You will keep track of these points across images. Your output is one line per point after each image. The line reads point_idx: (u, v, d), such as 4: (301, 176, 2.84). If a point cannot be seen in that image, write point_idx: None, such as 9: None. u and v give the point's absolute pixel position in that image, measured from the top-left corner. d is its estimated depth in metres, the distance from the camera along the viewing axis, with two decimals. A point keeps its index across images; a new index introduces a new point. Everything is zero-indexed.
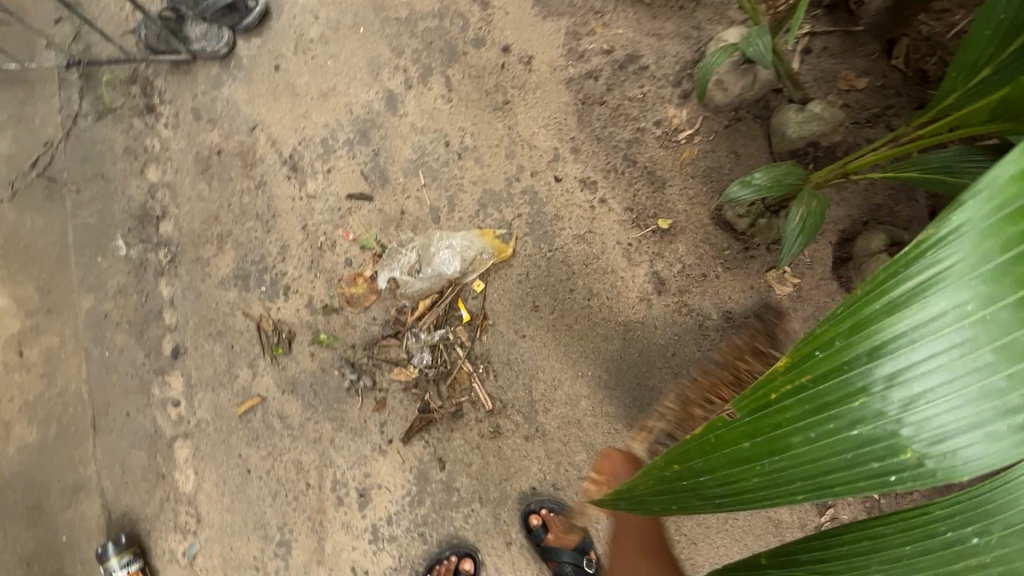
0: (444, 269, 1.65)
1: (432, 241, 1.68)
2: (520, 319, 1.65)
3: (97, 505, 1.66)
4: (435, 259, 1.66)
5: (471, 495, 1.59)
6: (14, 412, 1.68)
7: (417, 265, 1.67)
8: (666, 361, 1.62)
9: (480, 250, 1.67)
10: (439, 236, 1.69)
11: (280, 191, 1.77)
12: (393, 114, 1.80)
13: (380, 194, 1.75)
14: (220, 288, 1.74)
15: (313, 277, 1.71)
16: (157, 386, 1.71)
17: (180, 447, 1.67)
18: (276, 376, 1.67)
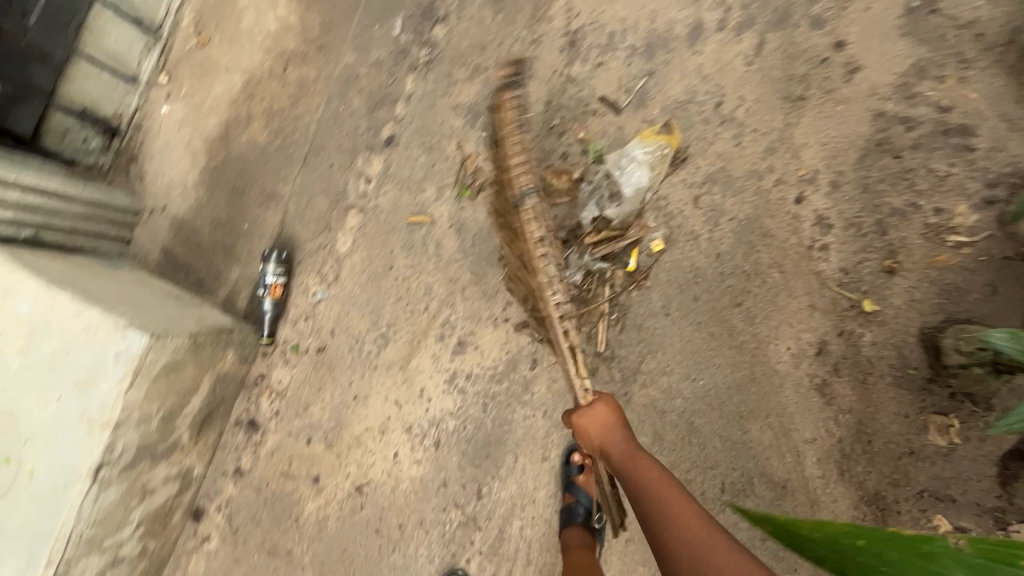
0: (636, 185, 1.64)
1: (612, 165, 1.67)
2: (674, 298, 1.66)
3: (273, 217, 1.94)
4: (622, 180, 1.64)
5: (539, 405, 1.70)
6: (260, 112, 1.97)
7: (610, 193, 1.66)
8: (775, 419, 1.58)
9: (656, 150, 1.65)
10: (614, 158, 1.67)
11: (547, 57, 1.80)
12: (689, 46, 1.72)
13: (629, 113, 1.73)
14: (451, 110, 1.86)
15: (529, 149, 1.78)
16: (363, 159, 1.92)
17: (353, 216, 1.91)
18: (452, 210, 1.81)
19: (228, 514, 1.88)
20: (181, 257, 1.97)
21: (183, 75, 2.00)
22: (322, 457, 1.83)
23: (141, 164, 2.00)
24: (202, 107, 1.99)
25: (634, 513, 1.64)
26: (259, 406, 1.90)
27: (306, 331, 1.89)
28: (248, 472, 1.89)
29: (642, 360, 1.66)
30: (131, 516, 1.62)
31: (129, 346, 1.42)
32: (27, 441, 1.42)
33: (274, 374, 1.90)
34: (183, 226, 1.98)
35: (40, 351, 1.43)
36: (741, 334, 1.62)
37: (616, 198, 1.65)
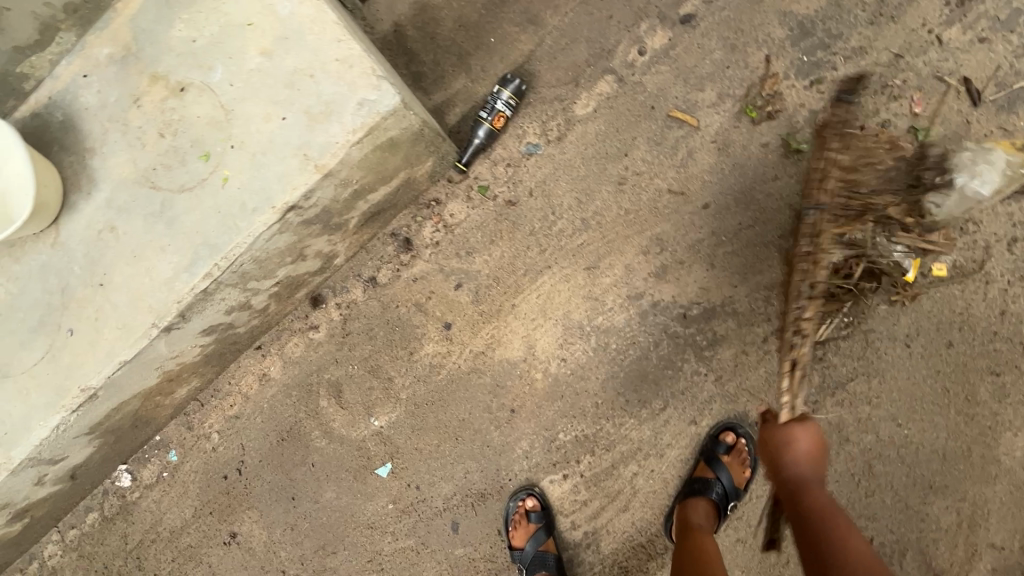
0: (976, 193, 1.40)
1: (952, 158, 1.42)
2: (925, 332, 1.43)
3: (523, 44, 1.71)
4: (962, 178, 1.40)
5: (716, 368, 1.53)
6: None
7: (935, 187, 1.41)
8: (967, 507, 1.40)
9: (1013, 162, 1.40)
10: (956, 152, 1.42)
11: (925, 3, 1.47)
12: None
13: (986, 113, 1.44)
14: (778, 16, 1.56)
15: (847, 100, 1.50)
16: (649, 25, 1.65)
17: (607, 82, 1.67)
18: (724, 127, 1.57)
19: (346, 315, 1.80)
20: (409, 41, 1.77)
21: None
22: (464, 309, 1.71)
23: None
24: None
25: (760, 519, 1.50)
26: (421, 229, 1.76)
27: (502, 178, 1.72)
28: (382, 287, 1.78)
29: (853, 378, 1.46)
30: (278, 271, 1.53)
31: (377, 101, 1.26)
32: (234, 147, 1.31)
33: (449, 205, 1.74)
34: (425, 9, 1.76)
35: (282, 61, 1.29)
36: (979, 406, 1.40)
37: (942, 195, 1.41)
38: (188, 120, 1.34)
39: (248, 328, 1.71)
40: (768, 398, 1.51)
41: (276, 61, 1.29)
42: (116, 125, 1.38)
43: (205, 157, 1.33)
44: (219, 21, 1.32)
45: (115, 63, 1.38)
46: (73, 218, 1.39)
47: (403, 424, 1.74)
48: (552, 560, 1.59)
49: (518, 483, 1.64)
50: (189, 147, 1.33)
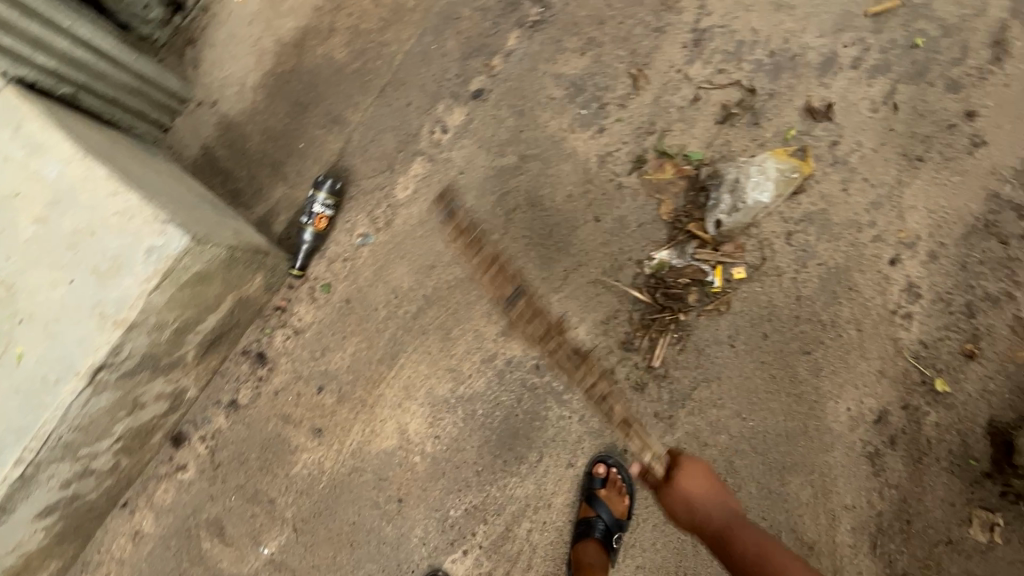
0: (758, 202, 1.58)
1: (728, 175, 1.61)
2: (742, 330, 1.58)
3: (332, 143, 1.77)
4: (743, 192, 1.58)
5: (577, 408, 1.60)
6: (343, 27, 1.79)
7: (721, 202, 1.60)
8: (819, 478, 1.52)
9: (785, 170, 1.58)
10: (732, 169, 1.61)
11: (668, 48, 1.68)
12: (818, 76, 1.63)
13: (741, 131, 1.63)
14: (553, 80, 1.72)
15: (627, 141, 1.66)
16: (445, 105, 1.77)
17: (420, 163, 1.76)
18: (530, 185, 1.69)
19: (213, 447, 1.73)
20: (221, 160, 1.78)
21: None
22: (330, 411, 1.69)
23: (198, 49, 1.80)
24: (281, 5, 1.81)
25: (651, 541, 1.56)
26: (272, 340, 1.74)
27: (341, 273, 1.74)
28: (244, 407, 1.73)
29: (696, 387, 1.58)
30: (115, 428, 1.46)
31: (165, 245, 1.25)
32: (22, 321, 1.24)
33: (295, 310, 1.74)
34: (230, 128, 1.79)
35: (57, 225, 1.25)
36: (802, 384, 1.55)
37: (729, 207, 1.59)
38: None
39: (102, 490, 1.60)
40: (629, 424, 1.59)
41: (51, 225, 1.25)
42: None
43: None
44: None
45: None
46: None
47: (293, 545, 1.67)
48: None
49: (422, 572, 1.62)
50: None
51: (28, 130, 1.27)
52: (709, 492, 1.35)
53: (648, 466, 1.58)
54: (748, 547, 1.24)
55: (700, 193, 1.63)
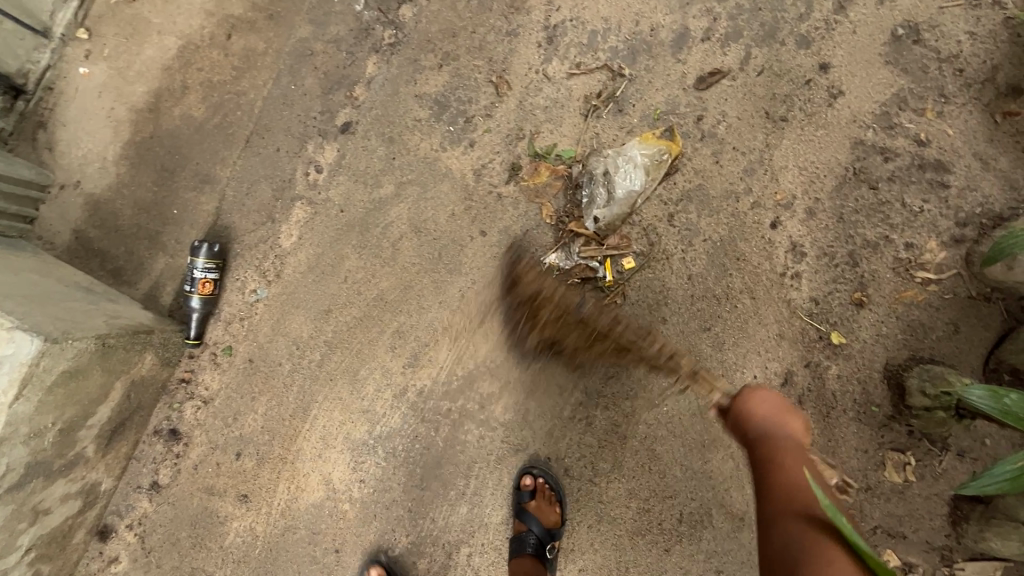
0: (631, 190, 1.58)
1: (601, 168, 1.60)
2: (642, 318, 1.59)
3: (207, 203, 1.72)
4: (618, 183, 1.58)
5: (495, 426, 1.60)
6: (196, 83, 1.74)
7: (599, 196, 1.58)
8: (738, 449, 1.54)
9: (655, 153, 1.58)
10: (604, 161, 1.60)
11: (523, 50, 1.66)
12: (674, 54, 1.63)
13: (608, 122, 1.63)
14: (417, 100, 1.69)
15: (499, 150, 1.64)
16: (314, 145, 1.73)
17: (299, 208, 1.72)
18: (412, 211, 1.66)
19: (141, 533, 1.68)
20: (95, 241, 1.72)
21: (106, 32, 1.75)
22: (252, 474, 1.65)
23: (51, 131, 1.74)
24: (128, 71, 1.75)
25: (589, 541, 1.57)
26: (182, 414, 1.70)
27: (240, 333, 1.70)
28: (166, 487, 1.69)
29: (606, 382, 1.58)
30: (21, 540, 1.41)
31: (17, 352, 1.20)
32: None
33: (200, 380, 1.70)
34: (98, 207, 1.73)
35: None
36: (708, 361, 1.56)
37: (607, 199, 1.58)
38: None
39: None
40: (549, 431, 1.59)
41: None
42: None
43: None
44: None
45: None
46: None
47: None
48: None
49: None
50: None
51: None
52: (781, 422, 1.19)
53: (574, 469, 1.58)
54: (783, 490, 1.08)
55: (578, 189, 1.62)
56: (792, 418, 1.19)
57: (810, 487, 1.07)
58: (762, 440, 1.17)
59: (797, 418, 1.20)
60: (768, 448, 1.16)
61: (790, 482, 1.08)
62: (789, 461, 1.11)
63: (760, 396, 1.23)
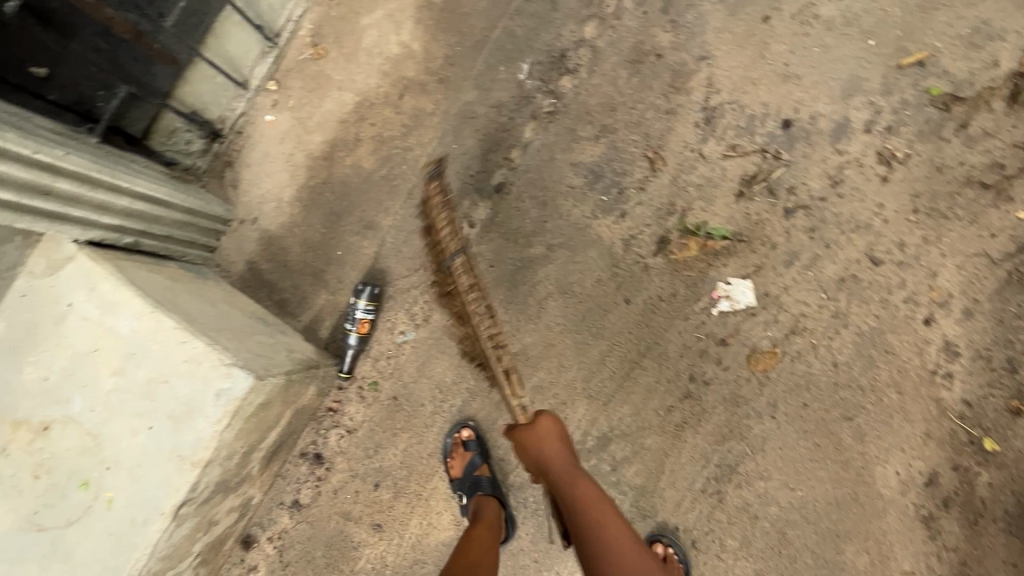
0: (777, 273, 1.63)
1: (750, 250, 1.65)
2: (782, 401, 1.60)
3: (368, 247, 1.86)
4: (765, 268, 1.64)
5: (625, 489, 1.64)
6: (368, 136, 1.90)
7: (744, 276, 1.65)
8: (875, 544, 1.54)
9: (804, 242, 1.63)
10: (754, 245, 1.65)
11: (680, 128, 1.73)
12: (832, 143, 1.66)
13: (760, 203, 1.67)
14: (571, 169, 1.79)
15: (649, 222, 1.71)
16: (470, 201, 1.85)
17: (451, 259, 1.83)
18: (559, 273, 1.75)
19: (280, 546, 1.82)
20: (265, 273, 1.89)
21: (293, 85, 1.94)
22: (387, 506, 1.76)
23: (237, 170, 1.93)
24: (309, 122, 1.93)
25: None
26: (327, 441, 1.83)
27: (386, 371, 1.82)
28: (306, 507, 1.81)
29: (741, 460, 1.60)
30: (193, 548, 1.55)
31: (232, 387, 1.35)
32: (110, 468, 1.35)
33: (346, 411, 1.82)
34: (272, 242, 1.90)
35: (134, 375, 1.37)
36: (849, 451, 1.56)
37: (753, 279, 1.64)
38: (58, 455, 1.37)
39: None
40: (678, 502, 1.62)
41: (128, 376, 1.37)
42: None
43: (85, 485, 1.36)
44: (65, 355, 1.40)
45: None
46: None
47: None
48: (487, 483, 1.63)
49: None
50: (65, 480, 1.36)
51: (101, 290, 1.40)
52: (554, 449, 1.29)
53: (701, 542, 1.61)
54: (590, 539, 1.18)
55: (725, 267, 1.66)
56: (568, 448, 1.31)
57: (596, 501, 1.22)
58: (544, 455, 1.28)
59: (571, 451, 1.31)
60: (557, 471, 1.26)
61: (578, 496, 1.22)
62: (559, 465, 1.26)
63: (544, 424, 1.30)
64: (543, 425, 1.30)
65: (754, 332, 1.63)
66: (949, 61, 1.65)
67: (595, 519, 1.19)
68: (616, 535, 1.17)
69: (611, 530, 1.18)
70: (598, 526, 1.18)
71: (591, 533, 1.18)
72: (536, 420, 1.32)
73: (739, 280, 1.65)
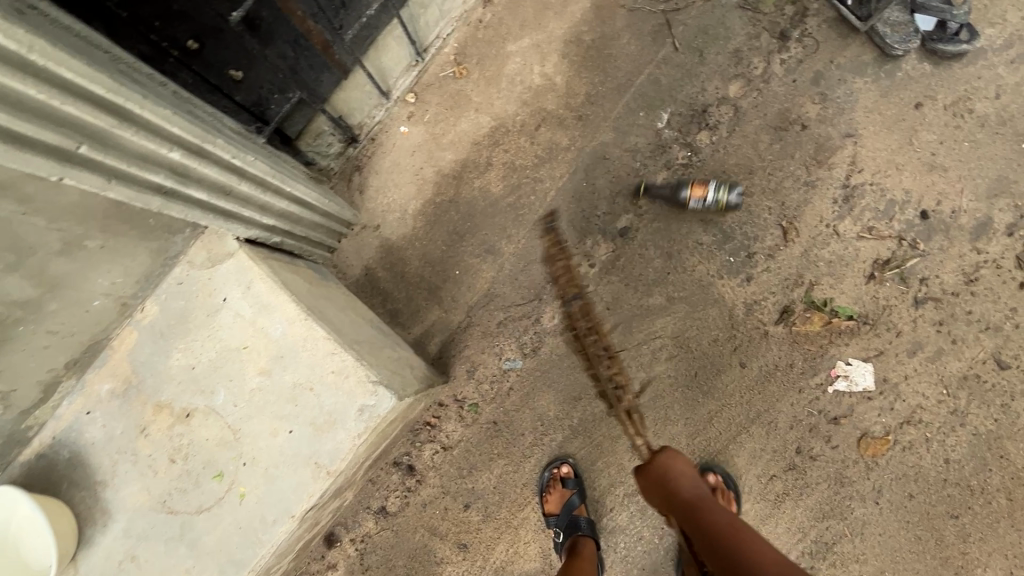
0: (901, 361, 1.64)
1: (875, 334, 1.67)
2: (888, 488, 1.62)
3: (487, 271, 1.89)
4: (889, 355, 1.65)
5: None
6: (501, 162, 1.92)
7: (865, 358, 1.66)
8: None
9: (932, 334, 1.64)
10: (880, 330, 1.67)
11: (817, 202, 1.74)
12: (972, 240, 1.67)
13: (891, 288, 1.68)
14: (701, 224, 1.81)
15: (775, 290, 1.73)
16: (593, 240, 1.87)
17: (568, 295, 1.86)
18: (676, 326, 1.77)
19: (361, 549, 1.85)
20: (381, 281, 1.93)
21: (431, 100, 1.97)
22: (477, 526, 1.82)
23: (366, 176, 1.97)
24: (443, 139, 1.96)
25: None
26: (421, 454, 1.86)
27: (489, 395, 1.85)
28: (393, 515, 1.85)
29: (838, 540, 1.63)
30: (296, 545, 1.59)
31: (376, 404, 1.38)
32: (246, 464, 1.40)
33: (444, 427, 1.86)
34: (392, 252, 1.94)
35: (280, 378, 1.41)
36: (949, 548, 1.59)
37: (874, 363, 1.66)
38: (197, 443, 1.42)
39: None
40: None
41: (273, 378, 1.41)
42: (124, 456, 1.44)
43: (219, 476, 1.41)
44: (214, 346, 1.44)
45: (117, 397, 1.45)
46: (87, 553, 1.42)
47: None
48: (586, 524, 1.71)
49: None
50: (201, 468, 1.42)
51: (257, 291, 1.44)
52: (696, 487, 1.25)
53: None
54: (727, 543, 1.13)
55: (847, 348, 1.67)
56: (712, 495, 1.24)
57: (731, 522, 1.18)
58: (684, 484, 1.25)
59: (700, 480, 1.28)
60: (693, 494, 1.23)
61: (724, 522, 1.17)
62: (699, 500, 1.22)
63: (677, 463, 1.29)
64: (675, 464, 1.29)
65: (869, 416, 1.65)
66: None
67: (733, 538, 1.13)
68: (747, 538, 1.13)
69: (742, 539, 1.13)
70: (732, 538, 1.13)
71: (740, 546, 1.11)
72: (668, 464, 1.29)
73: (859, 361, 1.66)
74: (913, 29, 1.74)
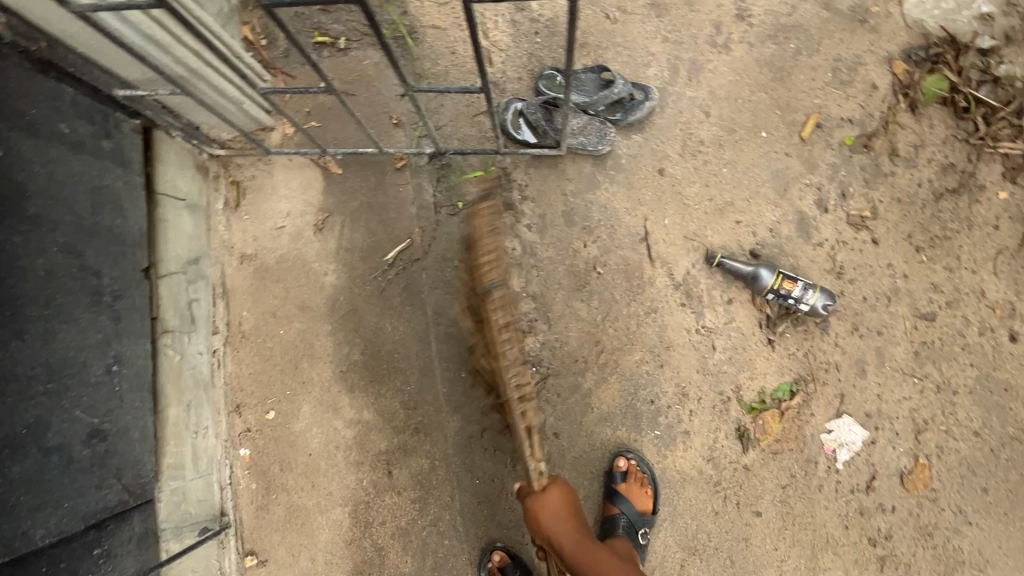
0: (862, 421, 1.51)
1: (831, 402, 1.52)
2: (960, 497, 1.49)
3: None
4: (841, 435, 1.51)
5: None
6: (389, 538, 1.61)
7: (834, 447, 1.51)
8: None
9: (862, 346, 1.53)
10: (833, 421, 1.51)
11: (672, 320, 1.59)
12: (805, 240, 1.58)
13: (794, 336, 1.55)
14: (604, 424, 1.58)
15: (716, 425, 1.54)
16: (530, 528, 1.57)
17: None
18: (676, 534, 1.52)
19: None
20: None
21: (272, 543, 1.61)
22: None
23: None
24: (315, 568, 1.60)
25: None
26: None
27: None
28: None
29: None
30: None
31: None
32: None
33: None
34: None
35: None
36: None
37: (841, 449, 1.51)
38: None
39: None
40: None
41: None
42: None
43: None
44: None
45: None
46: None
47: None
48: None
49: None
50: None
51: None
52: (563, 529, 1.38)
53: None
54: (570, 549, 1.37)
55: (825, 434, 1.51)
56: (573, 518, 1.41)
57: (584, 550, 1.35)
58: (562, 539, 1.37)
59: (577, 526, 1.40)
60: (563, 538, 1.37)
61: (581, 546, 1.36)
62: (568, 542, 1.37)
63: (548, 500, 1.40)
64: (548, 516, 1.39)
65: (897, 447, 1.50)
66: (837, 108, 1.63)
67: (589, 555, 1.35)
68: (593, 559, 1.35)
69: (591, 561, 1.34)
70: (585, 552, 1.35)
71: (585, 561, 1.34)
72: (538, 495, 1.42)
73: (836, 420, 1.51)
74: (598, 121, 1.65)
